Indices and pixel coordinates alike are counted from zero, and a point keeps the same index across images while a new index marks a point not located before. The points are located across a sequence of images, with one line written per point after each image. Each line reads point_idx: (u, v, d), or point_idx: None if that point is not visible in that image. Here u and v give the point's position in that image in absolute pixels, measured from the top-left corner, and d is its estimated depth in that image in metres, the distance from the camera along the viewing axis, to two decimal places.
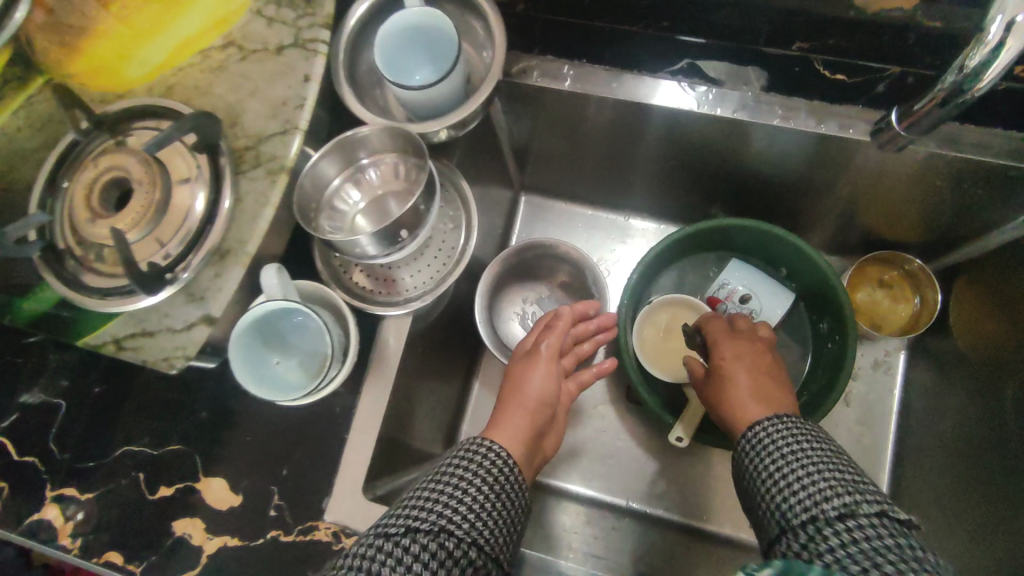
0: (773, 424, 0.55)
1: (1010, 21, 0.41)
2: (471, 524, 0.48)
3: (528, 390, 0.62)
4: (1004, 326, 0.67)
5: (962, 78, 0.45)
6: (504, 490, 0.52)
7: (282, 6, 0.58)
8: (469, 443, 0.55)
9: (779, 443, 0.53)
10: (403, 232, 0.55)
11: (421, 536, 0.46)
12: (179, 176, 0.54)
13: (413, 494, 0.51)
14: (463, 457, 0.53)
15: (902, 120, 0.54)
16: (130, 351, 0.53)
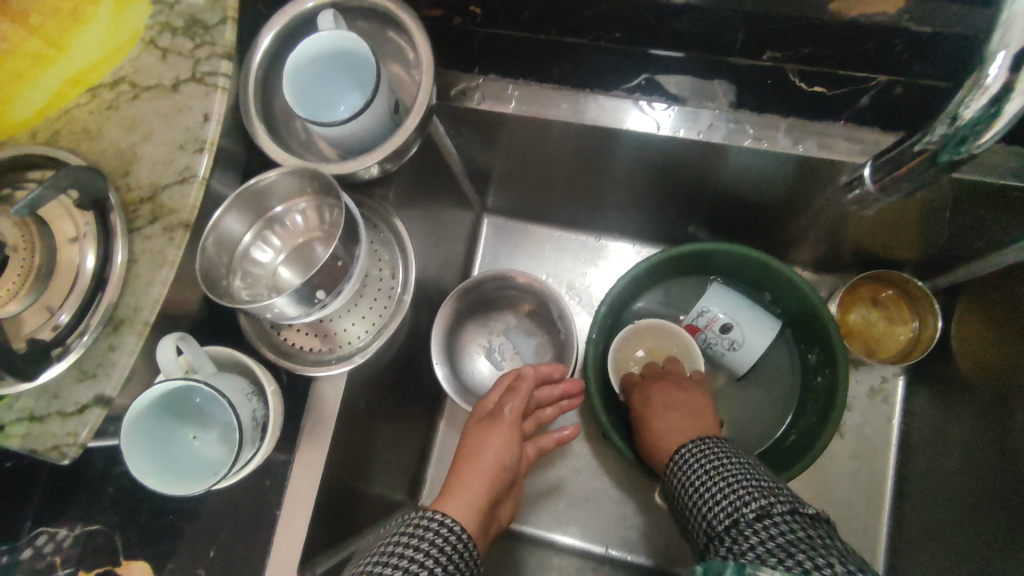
0: (691, 446, 0.53)
1: (1012, 60, 0.34)
2: None
3: (486, 457, 0.54)
4: (1012, 360, 0.60)
5: (955, 129, 0.38)
6: (464, 574, 0.44)
7: (178, 34, 0.52)
8: (418, 515, 0.46)
9: (699, 459, 0.52)
10: (321, 291, 0.48)
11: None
12: (66, 236, 0.48)
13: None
14: (413, 533, 0.44)
15: (878, 180, 0.49)
16: (17, 440, 0.47)
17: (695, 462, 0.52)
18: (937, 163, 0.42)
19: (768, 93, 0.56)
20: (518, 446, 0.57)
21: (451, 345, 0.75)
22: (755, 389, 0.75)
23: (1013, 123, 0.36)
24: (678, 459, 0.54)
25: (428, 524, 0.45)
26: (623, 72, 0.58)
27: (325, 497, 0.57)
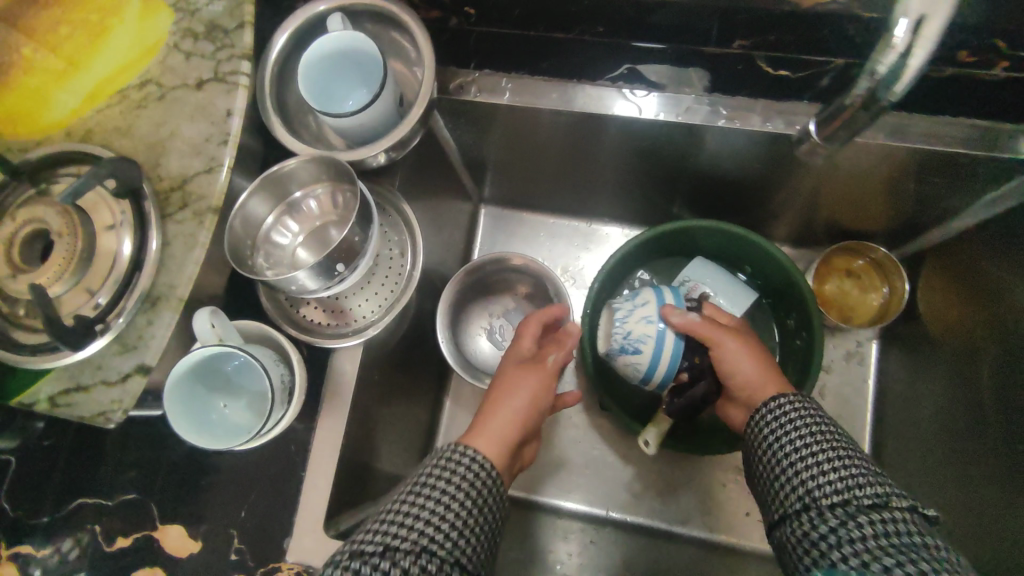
0: (784, 406, 0.52)
1: (915, 22, 0.39)
2: (454, 542, 0.45)
3: (518, 397, 0.59)
4: (975, 316, 0.65)
5: (875, 83, 0.44)
6: (487, 502, 0.49)
7: (199, 39, 0.57)
8: (449, 449, 0.51)
9: (793, 426, 0.51)
10: (340, 264, 0.53)
11: (400, 557, 0.42)
12: (103, 224, 0.53)
13: (387, 509, 0.47)
14: (444, 465, 0.49)
15: (822, 130, 0.54)
16: (64, 408, 0.51)
17: (793, 426, 0.51)
18: (868, 111, 0.47)
19: (739, 77, 0.61)
20: (551, 391, 0.61)
21: (456, 326, 0.81)
22: None
23: (922, 71, 0.41)
24: (768, 417, 0.53)
25: (458, 458, 0.50)
26: (605, 62, 0.63)
27: (345, 461, 0.61)
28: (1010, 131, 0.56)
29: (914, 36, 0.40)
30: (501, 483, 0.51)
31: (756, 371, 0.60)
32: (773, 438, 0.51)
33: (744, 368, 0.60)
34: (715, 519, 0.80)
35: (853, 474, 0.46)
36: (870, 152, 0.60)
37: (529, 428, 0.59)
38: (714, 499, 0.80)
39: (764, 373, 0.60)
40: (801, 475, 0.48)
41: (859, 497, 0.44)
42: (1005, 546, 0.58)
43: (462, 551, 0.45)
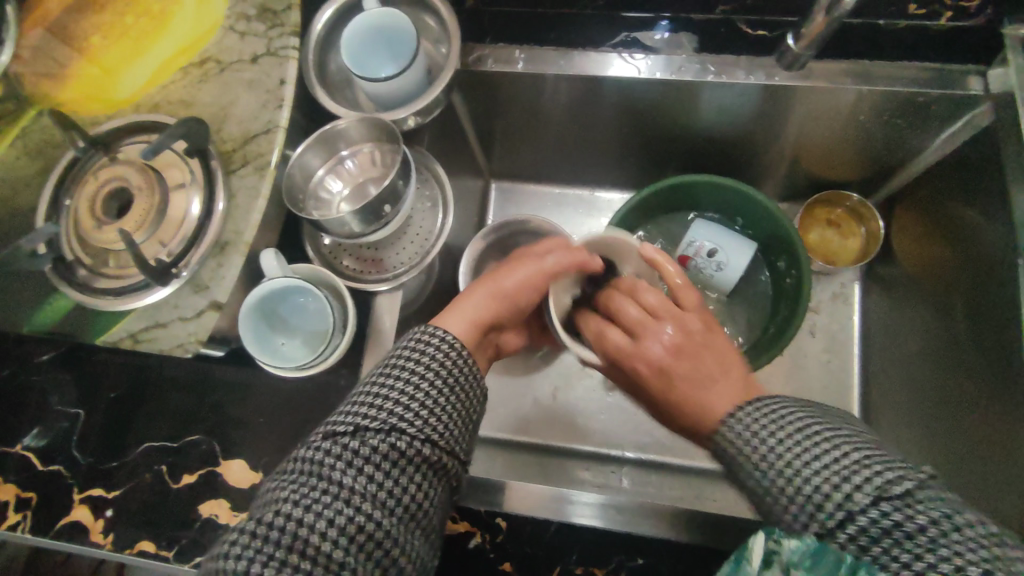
0: (762, 408, 0.52)
1: None
2: (423, 420, 0.52)
3: (511, 276, 0.66)
4: (942, 242, 0.74)
5: None
6: (456, 377, 0.55)
7: (252, 21, 0.65)
8: (423, 329, 0.58)
9: (778, 422, 0.50)
10: (386, 206, 0.61)
11: (371, 436, 0.49)
12: (174, 182, 0.60)
13: (364, 387, 0.53)
14: (414, 345, 0.56)
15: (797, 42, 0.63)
16: (145, 343, 0.58)
17: (763, 431, 0.50)
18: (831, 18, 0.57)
19: (725, 38, 0.69)
20: (540, 288, 0.67)
21: None
22: (739, 305, 0.88)
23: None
24: (733, 431, 0.51)
25: (427, 339, 0.56)
26: (606, 30, 0.71)
27: None
28: (965, 70, 0.65)
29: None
30: (471, 358, 0.58)
31: (713, 370, 0.59)
32: (747, 449, 0.50)
33: (680, 373, 0.60)
34: None
35: (840, 460, 0.45)
36: (838, 96, 0.69)
37: (512, 309, 0.67)
38: None
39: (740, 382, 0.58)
40: (785, 473, 0.47)
41: (839, 481, 0.44)
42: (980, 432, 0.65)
43: (430, 426, 0.52)
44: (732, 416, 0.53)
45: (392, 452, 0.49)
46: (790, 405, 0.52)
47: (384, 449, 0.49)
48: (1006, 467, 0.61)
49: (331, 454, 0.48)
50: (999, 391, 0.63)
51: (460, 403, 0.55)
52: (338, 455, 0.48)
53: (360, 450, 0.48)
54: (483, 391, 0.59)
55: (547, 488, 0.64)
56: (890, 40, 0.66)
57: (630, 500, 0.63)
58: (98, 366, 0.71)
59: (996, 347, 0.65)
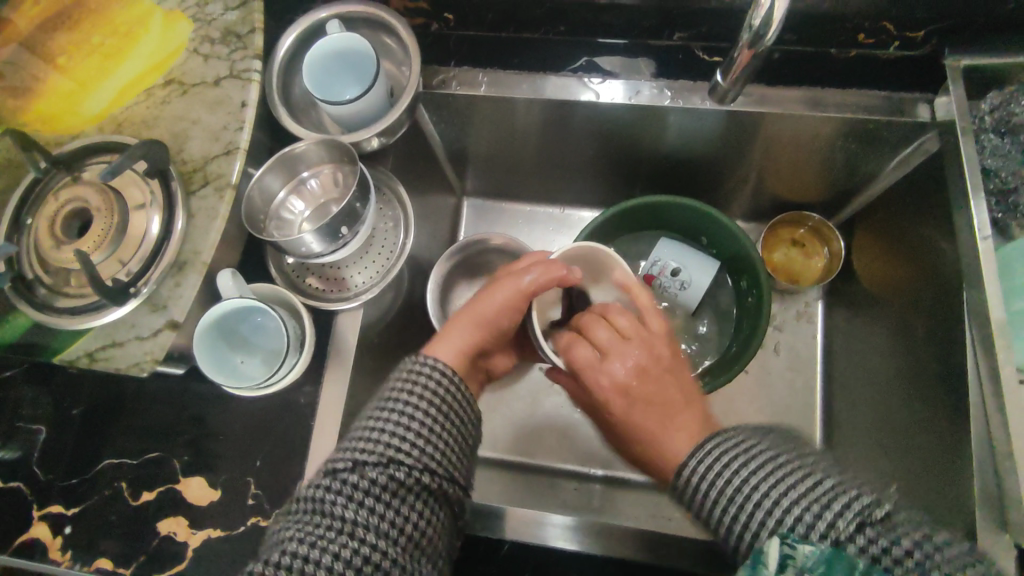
0: (716, 446, 0.51)
1: None
2: (421, 450, 0.52)
3: (487, 305, 0.66)
4: (899, 263, 0.75)
5: (754, 31, 0.54)
6: (450, 405, 0.56)
7: (215, 43, 0.66)
8: (414, 359, 0.58)
9: (725, 464, 0.49)
10: (344, 228, 0.62)
11: (370, 469, 0.51)
12: (135, 203, 0.60)
13: (366, 419, 0.55)
14: (408, 376, 0.57)
15: (727, 74, 0.64)
16: (101, 362, 0.58)
17: (739, 466, 0.48)
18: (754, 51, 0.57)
19: (681, 64, 0.71)
20: (519, 312, 0.66)
21: (445, 303, 0.87)
22: (703, 323, 0.89)
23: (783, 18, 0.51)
24: (702, 467, 0.50)
25: (419, 368, 0.57)
26: (568, 55, 0.73)
27: (349, 412, 0.68)
28: (914, 99, 0.67)
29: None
30: (465, 386, 0.58)
31: (648, 424, 0.59)
32: (723, 483, 0.48)
33: (638, 418, 0.59)
34: None
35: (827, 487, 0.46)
36: (793, 122, 0.70)
37: (494, 331, 0.67)
38: None
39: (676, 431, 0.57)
40: (770, 505, 0.46)
41: (834, 504, 0.44)
42: (928, 452, 0.67)
43: (428, 455, 0.53)
44: (694, 455, 0.51)
45: (390, 482, 0.51)
46: (753, 440, 0.51)
47: (383, 480, 0.51)
48: (951, 486, 0.62)
49: (334, 490, 0.50)
50: (949, 415, 0.64)
51: (459, 428, 0.56)
52: (340, 489, 0.50)
53: (361, 483, 0.50)
54: (480, 412, 0.60)
55: (528, 512, 0.66)
56: (840, 70, 0.68)
57: (600, 522, 0.65)
58: (60, 383, 0.71)
59: (941, 369, 0.66)
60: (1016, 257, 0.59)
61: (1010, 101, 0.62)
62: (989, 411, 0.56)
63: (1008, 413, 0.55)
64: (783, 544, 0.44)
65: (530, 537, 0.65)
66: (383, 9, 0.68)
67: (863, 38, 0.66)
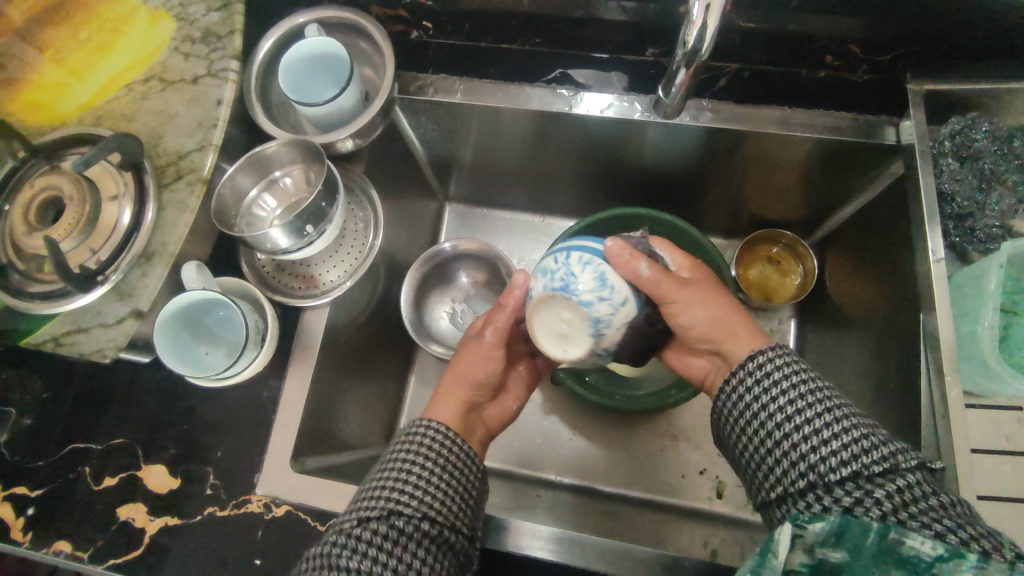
0: (764, 366, 0.52)
1: (706, 5, 0.48)
2: (422, 500, 0.52)
3: (458, 365, 0.68)
4: (867, 284, 0.75)
5: (688, 47, 0.53)
6: (446, 458, 0.56)
7: (197, 43, 0.68)
8: (409, 426, 0.60)
9: (768, 383, 0.51)
10: (309, 226, 0.63)
11: (372, 523, 0.51)
12: (108, 193, 0.62)
13: (369, 480, 0.55)
14: (406, 440, 0.58)
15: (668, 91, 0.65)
16: (67, 346, 0.59)
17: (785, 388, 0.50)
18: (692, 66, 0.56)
19: (653, 79, 0.73)
20: (496, 357, 0.67)
21: (418, 306, 0.88)
22: None
23: (716, 37, 0.51)
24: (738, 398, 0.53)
25: (417, 430, 0.58)
26: (543, 68, 0.75)
27: (310, 408, 0.69)
28: (881, 122, 0.67)
29: (706, 15, 0.49)
30: (462, 441, 0.59)
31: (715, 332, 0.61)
32: (756, 403, 0.51)
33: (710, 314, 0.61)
34: (654, 481, 0.86)
35: (855, 433, 0.46)
36: (762, 140, 0.71)
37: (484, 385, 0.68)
38: (655, 464, 0.87)
39: (725, 316, 0.61)
40: (805, 434, 0.48)
41: (868, 449, 0.45)
42: None
43: (427, 504, 0.52)
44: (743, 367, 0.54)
45: (393, 534, 0.50)
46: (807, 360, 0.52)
47: (385, 531, 0.50)
48: None
49: (339, 544, 0.50)
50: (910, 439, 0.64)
51: (458, 480, 0.56)
52: (344, 544, 0.50)
53: (363, 535, 0.50)
54: (481, 466, 0.60)
55: (507, 519, 0.65)
56: (807, 89, 0.69)
57: (575, 534, 0.64)
58: (32, 367, 0.72)
59: (903, 390, 0.66)
60: (968, 285, 0.59)
61: (970, 127, 0.64)
62: (939, 432, 0.57)
63: (954, 436, 0.55)
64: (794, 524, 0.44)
65: (510, 547, 0.64)
66: (360, 16, 0.70)
67: (827, 59, 0.67)
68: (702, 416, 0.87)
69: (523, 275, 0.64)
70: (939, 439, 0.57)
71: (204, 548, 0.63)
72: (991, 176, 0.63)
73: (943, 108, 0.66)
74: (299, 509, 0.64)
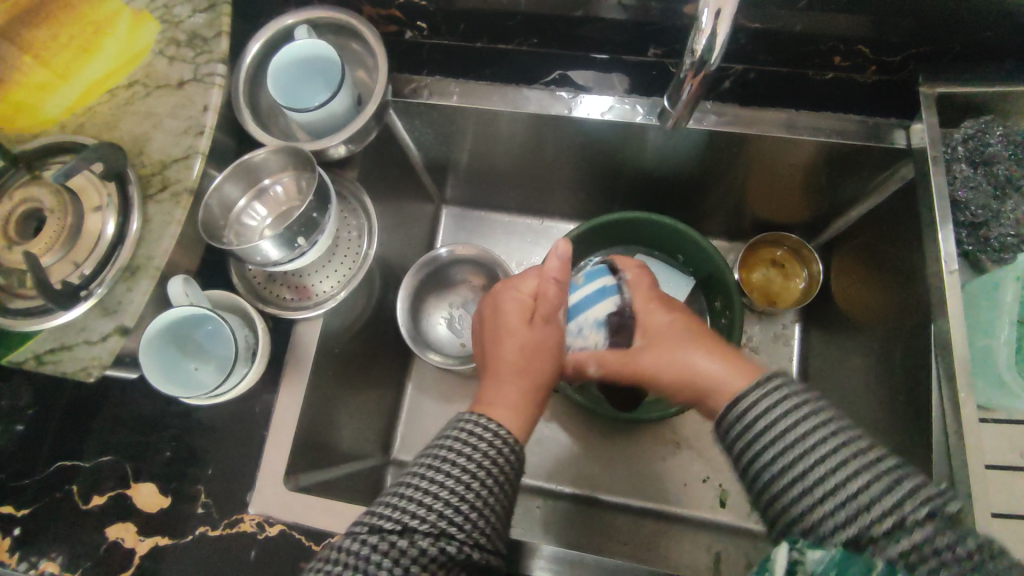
0: (769, 388, 0.48)
1: (715, 12, 0.46)
2: (473, 523, 0.49)
3: (510, 353, 0.62)
4: (873, 289, 0.73)
5: (697, 57, 0.51)
6: (505, 474, 0.52)
7: (181, 46, 0.66)
8: (473, 416, 0.54)
9: (790, 404, 0.47)
10: (300, 238, 0.61)
11: (420, 538, 0.47)
12: (91, 204, 0.59)
13: (415, 478, 0.50)
14: (466, 437, 0.52)
15: (674, 103, 0.61)
16: (49, 365, 0.57)
17: (792, 416, 0.46)
18: (701, 75, 0.53)
19: (654, 81, 0.71)
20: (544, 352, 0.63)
21: (414, 314, 0.86)
22: None
23: (728, 44, 0.48)
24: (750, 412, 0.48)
25: (479, 429, 0.53)
26: (542, 68, 0.72)
27: (303, 422, 0.67)
28: (891, 125, 0.66)
29: (716, 23, 0.47)
30: (522, 448, 0.55)
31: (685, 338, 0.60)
32: (756, 432, 0.47)
33: (677, 354, 0.59)
34: (655, 490, 0.84)
35: (869, 473, 0.42)
36: (765, 143, 0.69)
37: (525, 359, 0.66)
38: (657, 472, 0.85)
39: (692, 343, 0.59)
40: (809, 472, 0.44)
41: (879, 493, 0.41)
42: None
43: (478, 528, 0.49)
44: (736, 404, 0.49)
45: (439, 556, 0.47)
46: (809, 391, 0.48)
47: (432, 553, 0.46)
48: None
49: (379, 552, 0.46)
50: (918, 453, 0.63)
51: (508, 500, 0.52)
52: (385, 553, 0.46)
53: (408, 551, 0.46)
54: None
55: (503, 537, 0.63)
56: (813, 90, 0.67)
57: (575, 553, 0.62)
58: (15, 381, 0.70)
59: (911, 401, 0.64)
60: (981, 295, 0.58)
61: (984, 131, 0.63)
62: (950, 448, 0.55)
63: (967, 453, 0.54)
64: (790, 550, 0.42)
65: (508, 567, 0.62)
66: (350, 16, 0.68)
67: (835, 59, 0.65)
68: (704, 423, 0.86)
69: (568, 247, 0.63)
70: (951, 454, 0.55)
71: (195, 569, 0.62)
72: (1005, 182, 0.62)
73: (954, 110, 0.64)
74: (293, 527, 0.62)
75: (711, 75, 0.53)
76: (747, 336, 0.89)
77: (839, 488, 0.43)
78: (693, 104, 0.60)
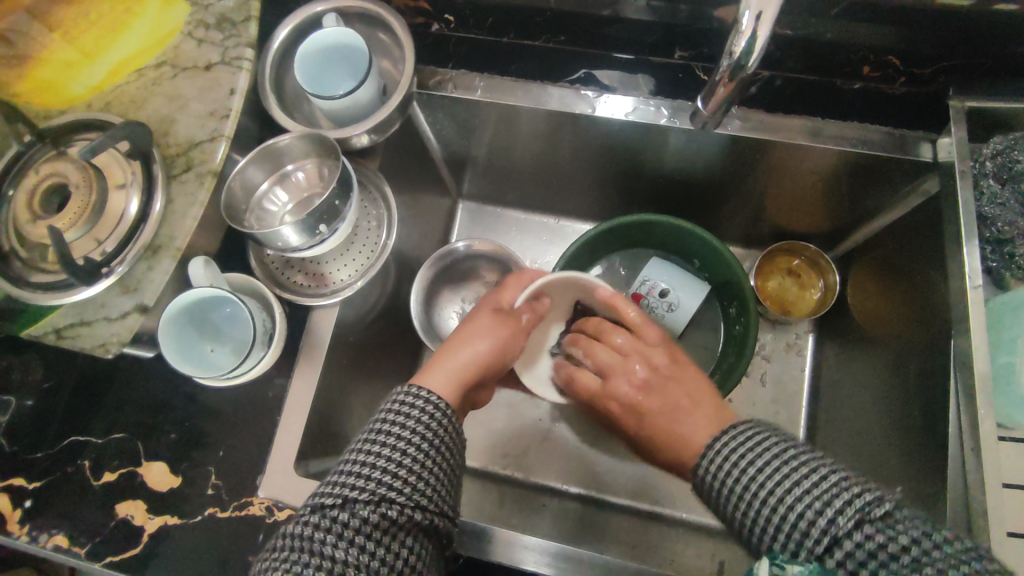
0: (731, 442, 0.50)
1: (756, 14, 0.46)
2: (413, 488, 0.48)
3: (484, 339, 0.63)
4: (890, 303, 0.73)
5: (734, 59, 0.50)
6: (439, 438, 0.52)
7: (211, 28, 0.66)
8: (402, 392, 0.54)
9: (737, 452, 0.49)
10: (322, 225, 0.61)
11: (361, 507, 0.46)
12: (116, 182, 0.60)
13: (353, 454, 0.50)
14: (397, 409, 0.52)
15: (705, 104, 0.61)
16: (69, 339, 0.58)
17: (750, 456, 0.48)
18: (734, 79, 0.54)
19: (680, 82, 0.70)
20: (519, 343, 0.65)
21: (428, 306, 0.86)
22: (690, 347, 0.87)
23: (766, 47, 0.48)
24: (716, 461, 0.50)
25: (407, 402, 0.53)
26: (566, 65, 0.72)
27: (316, 409, 0.68)
28: (917, 137, 0.65)
29: (757, 25, 0.47)
30: (454, 415, 0.54)
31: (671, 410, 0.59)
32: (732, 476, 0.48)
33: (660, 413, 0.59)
34: (662, 494, 0.84)
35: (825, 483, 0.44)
36: (789, 150, 0.69)
37: (491, 366, 0.63)
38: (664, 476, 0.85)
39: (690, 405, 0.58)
40: (774, 495, 0.45)
41: (830, 501, 0.43)
42: (911, 502, 0.64)
43: (419, 491, 0.48)
44: (709, 451, 0.51)
45: (383, 522, 0.46)
46: (771, 431, 0.50)
47: (375, 519, 0.46)
48: None
49: (324, 527, 0.46)
50: (930, 465, 0.62)
51: (447, 460, 0.52)
52: (329, 527, 0.46)
53: (350, 522, 0.46)
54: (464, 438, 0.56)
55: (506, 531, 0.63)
56: (837, 97, 0.67)
57: (579, 552, 0.62)
58: (31, 356, 0.70)
59: (926, 415, 0.64)
60: (1004, 313, 0.58)
61: (1015, 147, 0.62)
62: (967, 467, 0.55)
63: (984, 470, 0.53)
64: (771, 564, 0.42)
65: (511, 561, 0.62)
66: (380, 6, 0.68)
67: (863, 68, 0.65)
68: None
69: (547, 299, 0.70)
70: (968, 473, 0.55)
71: (202, 549, 0.62)
72: None
73: (981, 125, 0.64)
74: None
75: (744, 80, 0.54)
76: (760, 344, 0.89)
77: (805, 499, 0.44)
78: (723, 109, 0.60)
